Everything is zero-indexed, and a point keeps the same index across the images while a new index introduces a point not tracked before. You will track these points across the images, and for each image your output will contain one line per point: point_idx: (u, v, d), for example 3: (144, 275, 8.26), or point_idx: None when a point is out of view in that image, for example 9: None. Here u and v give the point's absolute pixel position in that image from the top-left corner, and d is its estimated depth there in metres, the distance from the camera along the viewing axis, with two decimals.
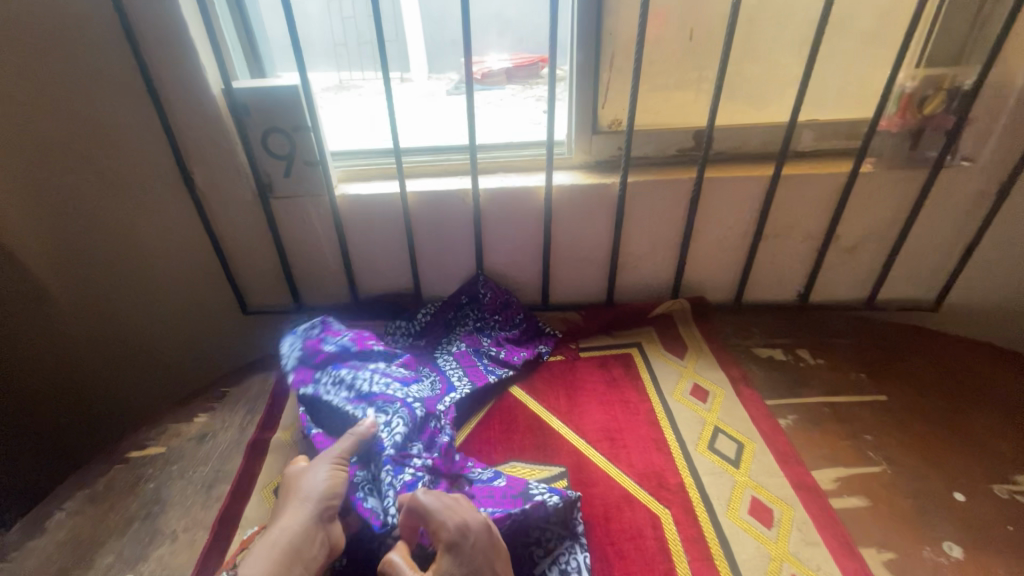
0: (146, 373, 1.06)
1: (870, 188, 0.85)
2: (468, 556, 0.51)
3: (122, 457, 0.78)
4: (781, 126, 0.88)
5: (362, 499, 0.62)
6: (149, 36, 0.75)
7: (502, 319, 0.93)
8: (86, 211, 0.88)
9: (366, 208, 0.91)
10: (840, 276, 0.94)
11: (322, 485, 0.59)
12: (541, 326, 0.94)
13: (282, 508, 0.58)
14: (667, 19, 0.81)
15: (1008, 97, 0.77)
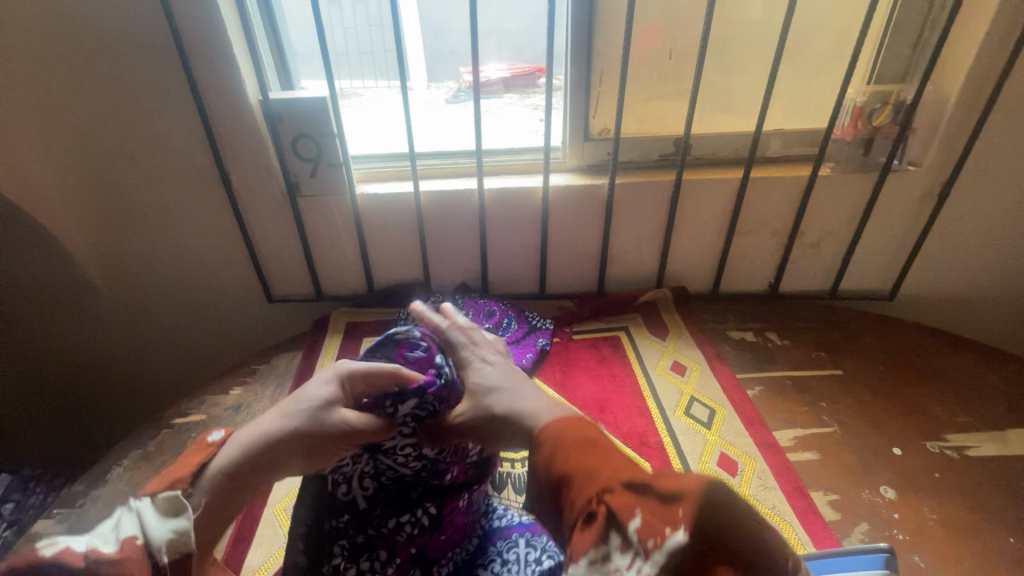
0: (181, 355, 1.17)
1: (829, 189, 0.96)
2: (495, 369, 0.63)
3: (168, 423, 0.88)
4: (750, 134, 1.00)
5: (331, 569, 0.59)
6: (196, 52, 0.86)
7: (493, 325, 0.99)
8: (132, 208, 0.98)
9: (383, 205, 1.01)
10: (806, 268, 1.06)
11: (320, 449, 0.57)
12: (534, 326, 1.02)
13: (283, 423, 0.58)
14: (648, 42, 0.93)
15: (945, 109, 0.89)
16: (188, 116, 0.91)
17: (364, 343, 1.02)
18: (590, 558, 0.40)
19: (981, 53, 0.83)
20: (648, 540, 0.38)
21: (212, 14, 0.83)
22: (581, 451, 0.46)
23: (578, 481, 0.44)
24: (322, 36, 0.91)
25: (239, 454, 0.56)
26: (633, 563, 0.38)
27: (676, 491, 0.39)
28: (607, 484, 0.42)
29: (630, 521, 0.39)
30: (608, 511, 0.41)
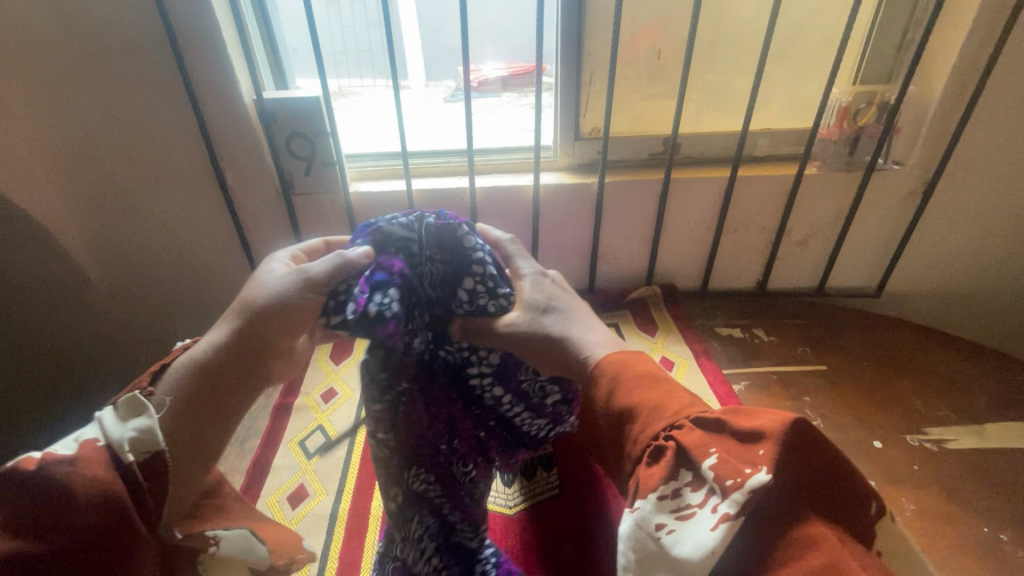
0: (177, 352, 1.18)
1: (815, 187, 0.98)
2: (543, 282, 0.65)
3: None
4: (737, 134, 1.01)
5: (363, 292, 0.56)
6: (192, 53, 0.87)
7: None
8: (128, 207, 1.00)
9: (376, 204, 1.03)
10: (794, 266, 1.07)
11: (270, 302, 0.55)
12: None
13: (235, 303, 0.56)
14: (636, 42, 0.94)
15: (927, 109, 0.90)
16: (184, 115, 0.92)
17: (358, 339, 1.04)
18: (662, 491, 0.41)
19: (962, 54, 0.84)
20: (726, 476, 0.38)
21: (207, 16, 0.85)
22: (641, 387, 0.47)
23: (642, 415, 0.45)
24: (316, 37, 0.93)
25: (220, 329, 0.55)
26: (708, 499, 0.39)
27: (754, 431, 0.40)
28: (675, 419, 0.43)
29: (705, 458, 0.39)
30: (679, 445, 0.41)
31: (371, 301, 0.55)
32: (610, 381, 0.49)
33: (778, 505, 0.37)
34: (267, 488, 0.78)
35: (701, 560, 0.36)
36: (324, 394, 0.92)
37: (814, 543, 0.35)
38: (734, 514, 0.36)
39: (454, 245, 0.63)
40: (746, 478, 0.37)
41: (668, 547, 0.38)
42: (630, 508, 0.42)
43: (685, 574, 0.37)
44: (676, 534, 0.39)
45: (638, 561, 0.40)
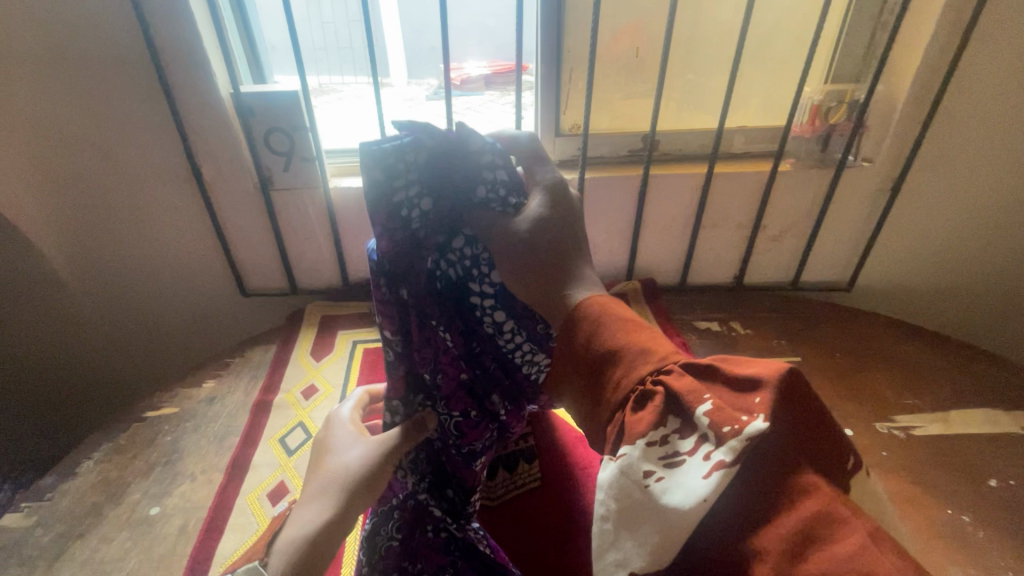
0: (153, 352, 1.16)
1: (789, 183, 1.00)
2: (559, 202, 0.59)
3: (140, 417, 0.88)
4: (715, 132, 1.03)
5: (391, 171, 0.54)
6: (166, 46, 0.85)
7: None
8: (100, 203, 0.97)
9: (356, 200, 1.03)
10: (769, 260, 1.10)
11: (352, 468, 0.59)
12: None
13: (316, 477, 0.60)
14: (614, 39, 0.96)
15: (895, 108, 0.93)
16: (157, 109, 0.91)
17: (339, 335, 1.04)
18: (651, 438, 0.42)
19: (927, 56, 0.87)
20: (721, 424, 0.39)
21: (181, 8, 0.83)
22: (627, 332, 0.47)
23: (629, 357, 0.46)
24: (294, 31, 0.92)
25: (318, 504, 0.57)
26: (700, 448, 0.39)
27: (750, 379, 0.40)
28: (662, 364, 0.44)
29: (700, 405, 0.40)
30: (669, 392, 0.42)
31: (399, 188, 0.55)
32: (595, 329, 0.49)
33: (771, 455, 0.37)
34: (249, 483, 0.77)
35: (691, 507, 0.37)
36: (305, 390, 0.92)
37: (808, 490, 0.35)
38: (729, 461, 0.37)
39: (462, 149, 0.57)
40: (743, 425, 0.37)
41: (657, 495, 0.39)
42: (618, 456, 0.42)
43: (674, 521, 0.38)
44: (666, 482, 0.40)
45: (620, 509, 0.41)
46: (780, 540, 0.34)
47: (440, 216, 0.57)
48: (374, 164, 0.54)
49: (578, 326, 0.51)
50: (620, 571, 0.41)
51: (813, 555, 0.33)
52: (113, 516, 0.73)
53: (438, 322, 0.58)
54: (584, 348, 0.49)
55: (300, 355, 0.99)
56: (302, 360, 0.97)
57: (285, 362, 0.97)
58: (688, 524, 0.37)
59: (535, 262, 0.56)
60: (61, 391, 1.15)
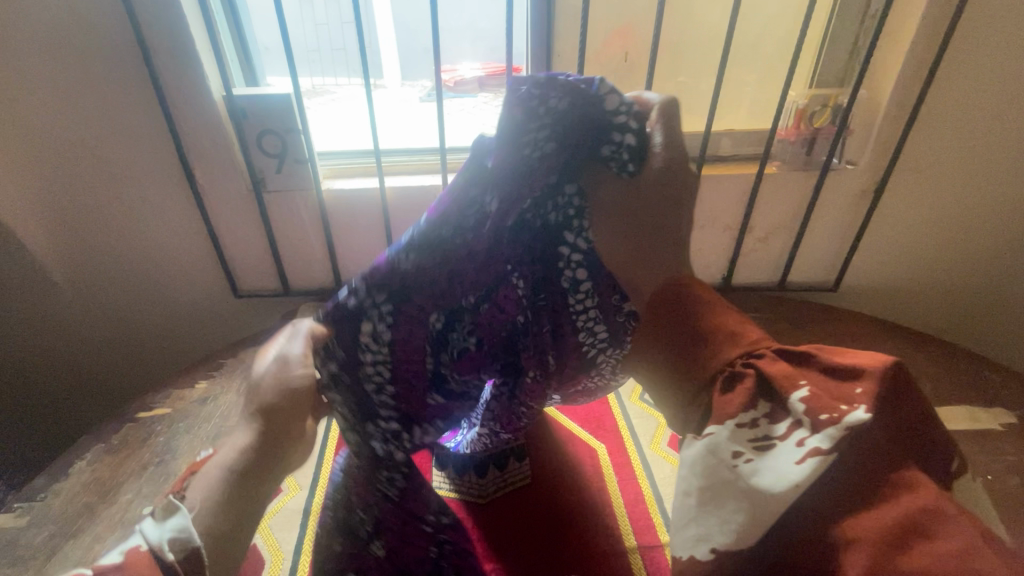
0: (144, 353, 1.16)
1: (775, 186, 1.02)
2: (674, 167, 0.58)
3: (132, 417, 0.88)
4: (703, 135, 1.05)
5: (531, 109, 0.57)
6: (158, 48, 0.86)
7: None
8: (92, 204, 0.98)
9: (348, 201, 1.03)
10: (757, 261, 1.12)
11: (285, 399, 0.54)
12: None
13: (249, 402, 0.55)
14: (603, 44, 0.97)
15: (877, 112, 0.95)
16: (150, 111, 0.91)
17: None
18: (741, 420, 0.44)
19: (908, 62, 0.89)
20: (819, 413, 0.41)
21: (173, 11, 0.84)
22: (716, 315, 0.50)
23: (718, 340, 0.48)
24: (287, 33, 0.92)
25: (248, 432, 0.53)
26: (795, 434, 0.42)
27: (853, 368, 0.43)
28: (754, 349, 0.47)
29: (797, 391, 0.43)
30: (763, 375, 0.45)
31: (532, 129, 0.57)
32: (688, 312, 0.50)
33: (869, 446, 0.40)
34: None
35: (783, 492, 0.40)
36: None
37: (912, 485, 0.38)
38: (827, 448, 0.39)
39: (596, 101, 0.58)
40: (843, 415, 0.40)
41: (745, 475, 0.42)
42: (706, 434, 0.45)
43: (762, 499, 0.41)
44: (756, 463, 0.42)
45: (704, 487, 0.44)
46: (874, 527, 0.36)
47: (560, 163, 0.59)
48: (515, 101, 0.57)
49: (676, 303, 0.51)
50: (702, 548, 0.43)
51: (910, 544, 0.35)
52: (106, 516, 0.73)
53: (514, 266, 0.60)
54: (684, 321, 0.50)
55: None
56: None
57: None
58: (781, 505, 0.40)
59: (631, 232, 0.58)
60: (52, 392, 1.15)
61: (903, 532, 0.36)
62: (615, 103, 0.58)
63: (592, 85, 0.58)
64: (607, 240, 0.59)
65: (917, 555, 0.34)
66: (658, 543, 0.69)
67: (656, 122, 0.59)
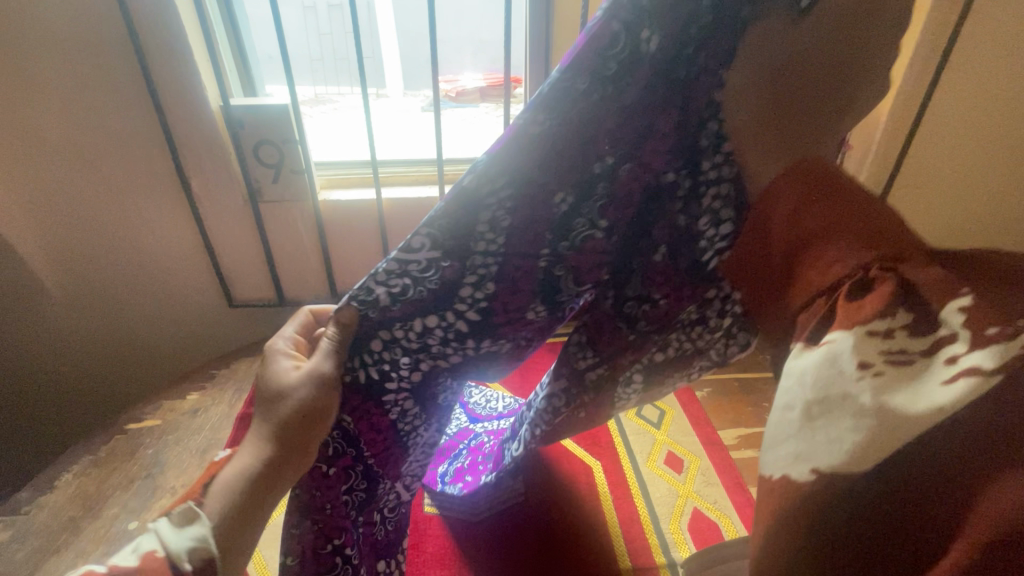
0: (137, 363, 1.16)
1: None
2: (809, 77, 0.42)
3: (121, 429, 0.87)
4: None
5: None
6: (157, 59, 0.86)
7: None
8: (87, 213, 0.97)
9: (345, 211, 1.03)
10: None
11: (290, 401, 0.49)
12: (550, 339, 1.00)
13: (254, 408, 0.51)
14: None
15: (875, 127, 0.95)
16: (147, 121, 0.91)
17: None
18: (875, 326, 0.32)
19: (907, 78, 0.89)
20: (982, 326, 0.29)
21: (171, 21, 0.84)
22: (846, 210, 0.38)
23: (846, 241, 0.37)
24: (286, 45, 0.92)
25: (258, 442, 0.49)
26: (948, 348, 0.30)
27: None
28: (896, 255, 0.35)
29: (957, 297, 0.31)
30: (905, 282, 0.33)
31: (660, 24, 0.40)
32: (847, 207, 0.38)
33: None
34: None
35: (921, 411, 0.29)
36: None
37: None
38: (990, 368, 0.27)
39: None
40: (1018, 317, 0.28)
41: (876, 392, 0.31)
42: (824, 343, 0.34)
43: (891, 419, 0.30)
44: (886, 376, 0.31)
45: (815, 397, 0.34)
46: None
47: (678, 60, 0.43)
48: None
49: (811, 189, 0.40)
50: (799, 466, 0.34)
51: None
52: (91, 531, 0.72)
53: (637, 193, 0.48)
54: (812, 214, 0.39)
55: None
56: None
57: None
58: (910, 427, 0.29)
59: (779, 147, 0.44)
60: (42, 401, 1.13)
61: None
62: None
63: None
64: (737, 128, 0.44)
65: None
66: (654, 565, 0.68)
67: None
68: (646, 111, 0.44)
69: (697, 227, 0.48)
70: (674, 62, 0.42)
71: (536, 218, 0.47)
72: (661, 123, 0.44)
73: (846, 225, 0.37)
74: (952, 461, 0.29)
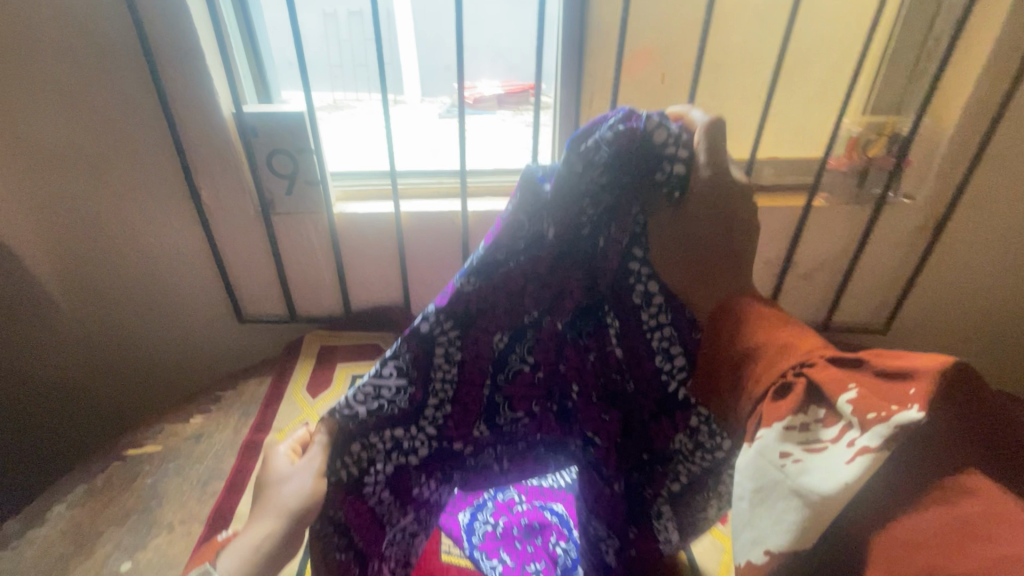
0: (141, 379, 1.11)
1: (823, 218, 0.94)
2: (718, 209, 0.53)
3: (119, 454, 0.82)
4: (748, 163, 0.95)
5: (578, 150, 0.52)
6: (167, 63, 0.81)
7: None
8: (94, 222, 0.93)
9: (361, 225, 0.97)
10: (800, 300, 1.03)
11: (295, 502, 0.55)
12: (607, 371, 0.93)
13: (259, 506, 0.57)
14: (638, 63, 0.88)
15: (939, 143, 0.86)
16: (156, 127, 0.86)
17: (338, 369, 0.97)
18: (790, 422, 0.40)
19: (978, 90, 0.81)
20: (867, 411, 0.36)
21: (183, 24, 0.79)
22: (770, 329, 0.46)
23: (767, 356, 0.44)
24: (302, 49, 0.87)
25: (269, 528, 0.55)
26: (846, 434, 0.37)
27: (905, 371, 0.37)
28: (809, 359, 0.42)
29: (843, 392, 0.38)
30: (811, 381, 0.40)
31: (599, 140, 0.52)
32: (781, 323, 0.47)
33: (930, 443, 0.34)
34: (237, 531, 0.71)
35: (833, 490, 0.35)
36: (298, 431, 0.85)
37: (972, 489, 0.32)
38: (877, 447, 0.34)
39: (637, 149, 0.53)
40: (893, 412, 0.34)
41: (794, 476, 0.38)
42: (757, 438, 0.42)
43: (812, 503, 0.37)
44: (803, 463, 0.39)
45: (756, 488, 0.41)
46: (928, 522, 0.32)
47: (605, 208, 0.55)
48: (576, 156, 0.52)
49: (745, 321, 0.48)
50: (756, 551, 0.40)
51: (977, 540, 0.30)
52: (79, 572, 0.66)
53: (576, 332, 0.60)
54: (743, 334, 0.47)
55: (295, 391, 0.93)
56: (297, 398, 0.91)
57: (280, 397, 0.91)
58: (834, 508, 0.36)
59: (694, 270, 0.54)
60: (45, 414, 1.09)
61: (957, 533, 0.31)
62: (642, 127, 0.53)
63: (628, 120, 0.53)
64: (677, 278, 0.55)
65: (969, 559, 0.29)
66: None
67: (701, 143, 0.53)
68: (569, 271, 0.58)
69: (653, 361, 0.58)
70: (590, 238, 0.57)
71: (489, 339, 0.60)
72: (577, 285, 0.58)
73: (771, 334, 0.45)
74: (878, 519, 0.35)
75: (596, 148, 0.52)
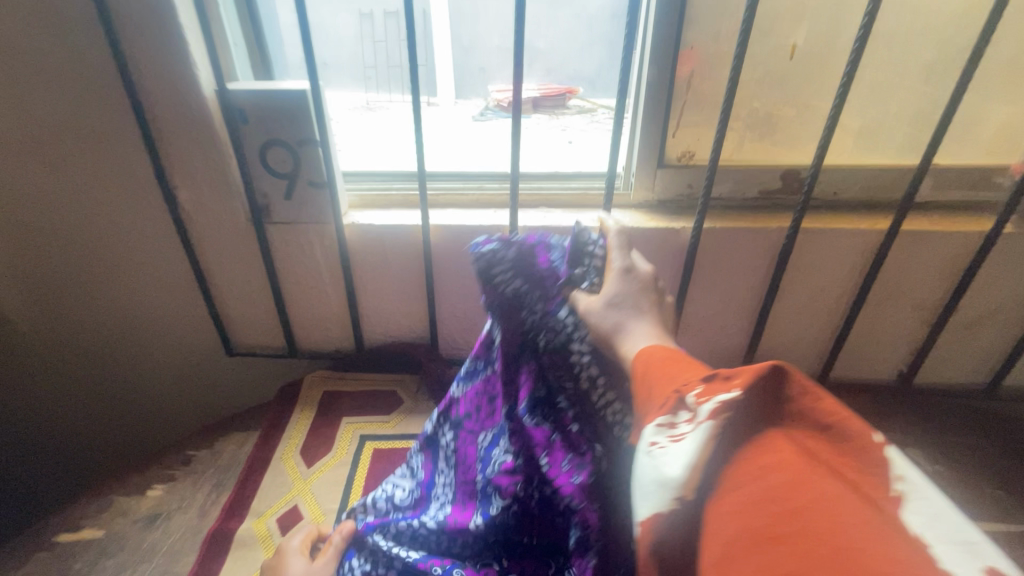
0: (115, 423, 0.91)
1: (1009, 252, 0.68)
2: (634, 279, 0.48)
3: (48, 542, 0.62)
4: (906, 170, 0.69)
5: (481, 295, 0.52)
6: (128, 22, 0.61)
7: None
8: (46, 231, 0.73)
9: (379, 241, 0.75)
10: (956, 357, 0.77)
11: None
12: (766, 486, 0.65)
13: None
14: (768, 29, 0.62)
15: None
16: (116, 109, 0.66)
17: (343, 425, 0.76)
18: (659, 420, 0.31)
19: None
20: (711, 402, 0.29)
21: None
22: (665, 355, 0.37)
23: (645, 377, 0.36)
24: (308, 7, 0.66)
25: None
26: (694, 426, 0.29)
27: (742, 369, 0.31)
28: (700, 375, 0.32)
29: (689, 391, 0.31)
30: (666, 389, 0.33)
31: (496, 255, 0.51)
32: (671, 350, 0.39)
33: (753, 429, 0.28)
34: None
35: (679, 476, 0.28)
36: (285, 516, 0.63)
37: (786, 467, 0.26)
38: (710, 425, 0.28)
39: (539, 269, 0.52)
40: (737, 402, 0.28)
41: (652, 472, 0.29)
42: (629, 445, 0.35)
43: (671, 503, 0.28)
44: (657, 455, 0.30)
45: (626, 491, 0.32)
46: (770, 523, 0.24)
47: (535, 313, 0.51)
48: (483, 271, 0.51)
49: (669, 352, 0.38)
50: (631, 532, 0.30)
51: (797, 540, 0.23)
52: None
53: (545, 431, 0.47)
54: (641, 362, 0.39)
55: (286, 455, 0.71)
56: (289, 465, 0.70)
57: (267, 462, 0.70)
58: (676, 500, 0.28)
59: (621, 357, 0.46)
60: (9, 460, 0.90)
61: (787, 518, 0.24)
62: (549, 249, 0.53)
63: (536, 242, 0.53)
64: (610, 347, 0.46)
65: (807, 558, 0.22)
66: None
67: (617, 244, 0.50)
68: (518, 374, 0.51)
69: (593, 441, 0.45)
70: (535, 348, 0.51)
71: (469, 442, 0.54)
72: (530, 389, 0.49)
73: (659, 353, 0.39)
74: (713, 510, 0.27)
75: (488, 255, 0.51)
